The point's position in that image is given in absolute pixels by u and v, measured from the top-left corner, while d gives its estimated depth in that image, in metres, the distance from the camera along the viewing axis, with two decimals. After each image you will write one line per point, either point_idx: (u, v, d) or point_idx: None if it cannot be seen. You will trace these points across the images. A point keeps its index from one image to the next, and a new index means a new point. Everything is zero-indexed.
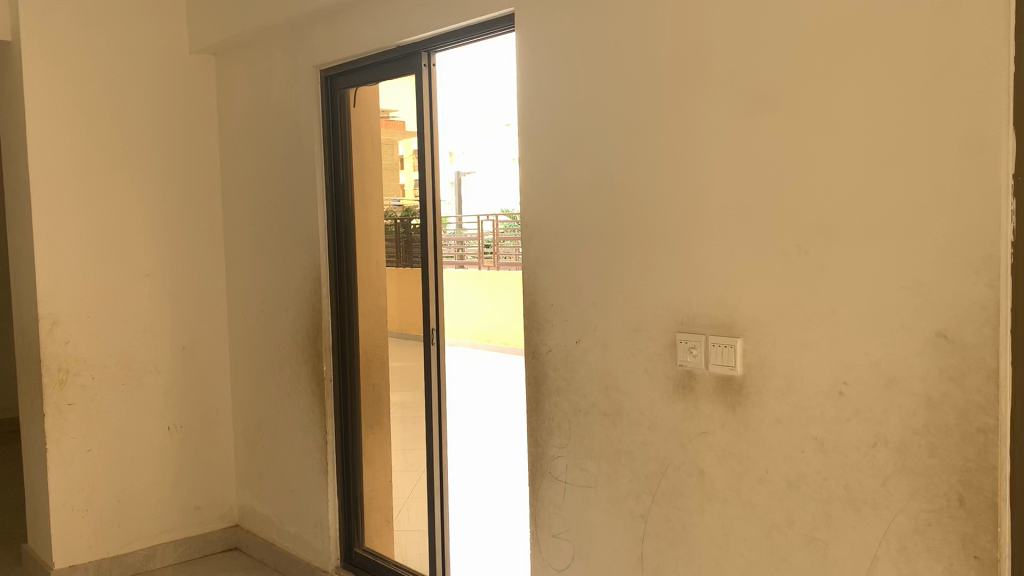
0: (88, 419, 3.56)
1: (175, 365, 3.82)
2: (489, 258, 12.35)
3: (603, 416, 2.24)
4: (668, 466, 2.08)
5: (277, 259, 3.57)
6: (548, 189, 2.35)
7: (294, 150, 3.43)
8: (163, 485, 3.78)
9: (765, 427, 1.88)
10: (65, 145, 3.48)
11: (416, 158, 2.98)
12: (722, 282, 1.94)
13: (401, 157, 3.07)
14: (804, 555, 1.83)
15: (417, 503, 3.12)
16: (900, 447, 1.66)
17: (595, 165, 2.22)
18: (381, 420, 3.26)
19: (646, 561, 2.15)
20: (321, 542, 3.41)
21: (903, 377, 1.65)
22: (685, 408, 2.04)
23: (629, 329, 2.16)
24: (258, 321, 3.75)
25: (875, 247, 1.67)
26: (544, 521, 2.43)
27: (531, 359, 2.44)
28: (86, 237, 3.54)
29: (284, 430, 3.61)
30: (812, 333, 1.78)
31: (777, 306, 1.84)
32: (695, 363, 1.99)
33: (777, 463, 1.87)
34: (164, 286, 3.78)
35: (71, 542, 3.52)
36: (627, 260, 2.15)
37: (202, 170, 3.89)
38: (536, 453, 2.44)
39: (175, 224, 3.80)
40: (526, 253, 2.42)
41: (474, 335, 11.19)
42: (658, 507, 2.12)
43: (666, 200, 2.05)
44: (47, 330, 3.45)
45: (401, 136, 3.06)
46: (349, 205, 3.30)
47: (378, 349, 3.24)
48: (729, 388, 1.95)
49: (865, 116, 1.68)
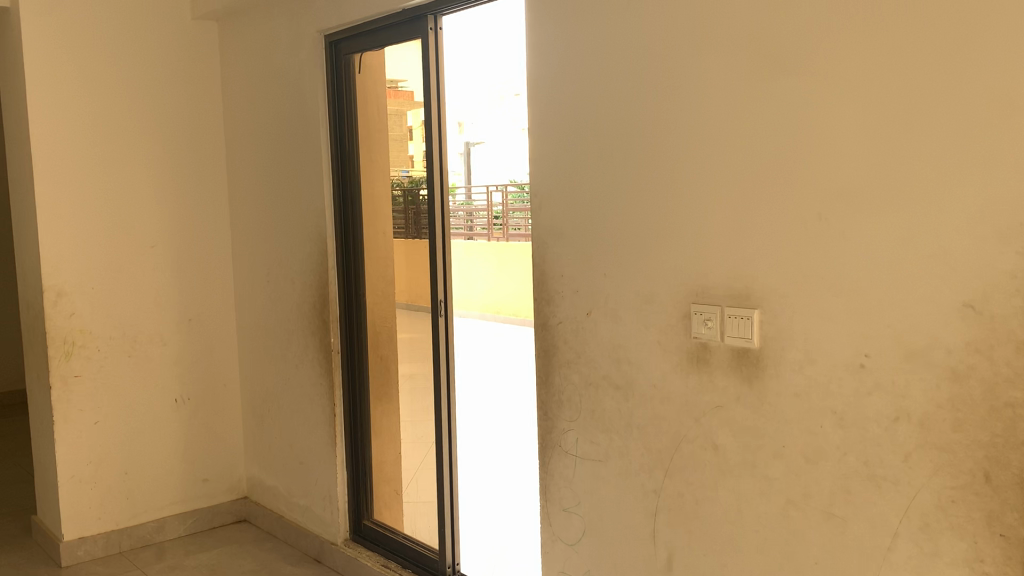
0: (95, 391, 3.54)
1: (181, 337, 3.79)
2: (498, 229, 12.26)
3: (615, 389, 2.19)
4: (681, 440, 2.04)
5: (283, 230, 3.52)
6: (557, 156, 2.28)
7: (298, 117, 3.36)
8: (171, 457, 3.77)
9: (782, 401, 1.83)
10: (67, 114, 3.42)
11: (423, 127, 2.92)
12: (739, 252, 1.88)
13: (410, 127, 2.99)
14: (821, 532, 1.79)
15: (426, 475, 3.08)
16: (922, 422, 1.61)
17: (605, 132, 2.15)
18: (389, 392, 3.22)
19: (659, 536, 2.12)
20: (330, 514, 3.40)
21: (926, 349, 1.59)
22: (699, 381, 1.99)
23: (642, 300, 2.10)
24: (264, 292, 3.71)
25: (899, 214, 1.61)
26: (554, 496, 2.39)
27: (540, 331, 2.40)
28: (90, 208, 3.50)
29: (292, 403, 3.58)
30: (832, 305, 1.72)
31: (796, 276, 1.78)
32: (711, 335, 1.94)
33: (794, 437, 1.82)
34: (169, 258, 3.74)
35: (80, 514, 3.51)
36: (638, 230, 2.09)
37: (206, 139, 3.83)
38: (546, 426, 2.40)
39: (178, 194, 3.75)
40: (535, 223, 2.37)
41: (483, 307, 11.17)
42: (671, 482, 2.07)
43: (679, 167, 1.99)
44: (52, 303, 3.41)
45: (409, 105, 2.99)
46: (355, 175, 3.24)
47: (386, 321, 3.20)
48: (745, 361, 1.90)
49: (890, 78, 1.60)
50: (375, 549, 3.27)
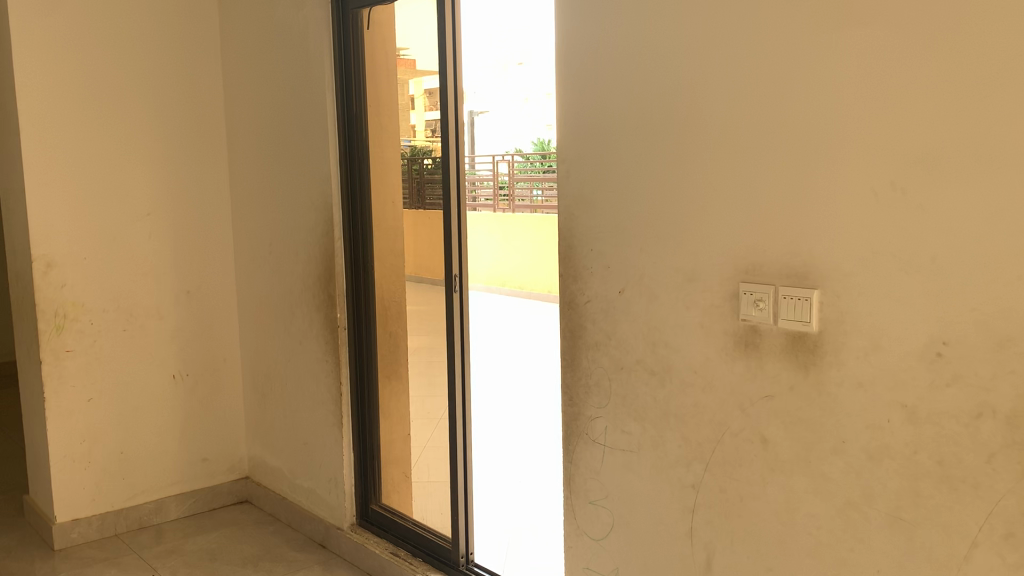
0: (88, 367, 3.36)
1: (179, 310, 3.61)
2: (503, 200, 12.09)
3: (648, 374, 2.01)
4: (724, 432, 1.86)
5: (286, 198, 3.32)
6: (587, 118, 2.08)
7: (303, 76, 3.15)
8: (169, 436, 3.60)
9: (843, 391, 1.65)
10: (57, 73, 3.21)
11: (428, 97, 2.79)
12: (797, 226, 1.69)
13: (411, 97, 2.90)
14: (885, 537, 1.61)
15: (438, 460, 2.91)
16: (1010, 419, 1.42)
17: (644, 90, 1.95)
18: (399, 370, 3.05)
19: (696, 536, 1.95)
20: (335, 498, 3.23)
21: (1017, 338, 1.40)
22: (747, 368, 1.81)
23: (682, 278, 1.91)
24: (266, 263, 3.52)
25: (988, 184, 1.41)
26: (580, 487, 2.23)
27: (566, 310, 2.21)
28: (81, 173, 3.29)
29: (296, 379, 3.40)
30: (905, 286, 1.53)
31: (864, 253, 1.59)
32: (762, 318, 1.76)
33: (856, 432, 1.63)
34: (165, 227, 3.54)
35: (73, 495, 3.34)
36: (679, 202, 1.90)
37: (205, 102, 3.63)
38: (571, 413, 2.23)
39: (175, 158, 3.55)
40: (562, 191, 2.18)
41: (487, 279, 11.02)
42: (712, 477, 1.90)
43: (731, 129, 1.78)
44: (41, 273, 3.22)
45: (411, 75, 2.88)
46: (363, 141, 3.04)
47: (394, 297, 3.03)
48: (801, 346, 1.71)
49: (986, 26, 1.39)
50: (383, 536, 3.11)
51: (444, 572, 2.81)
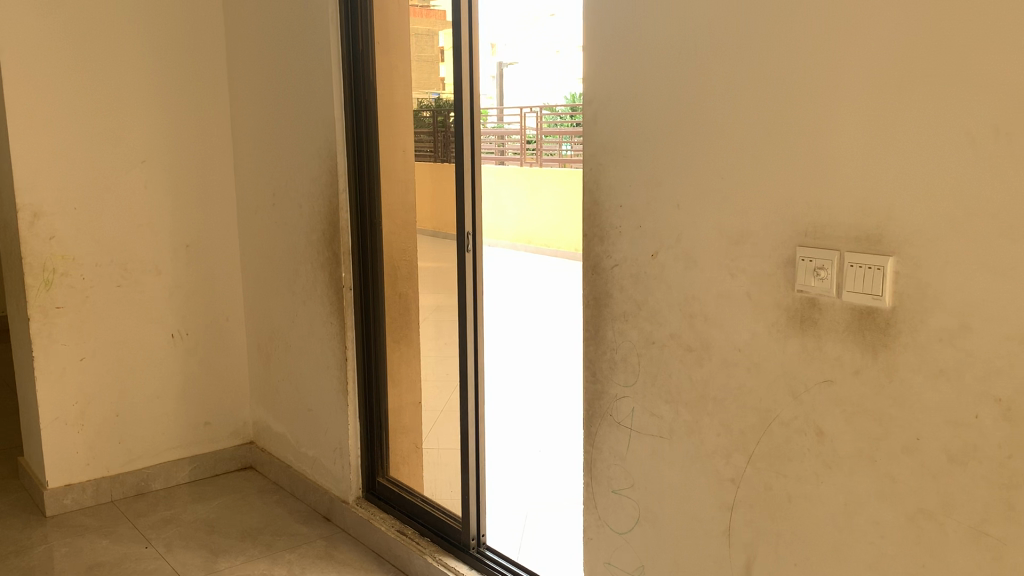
0: (81, 324, 3.16)
1: (177, 265, 3.38)
2: (530, 154, 11.76)
3: (685, 351, 1.75)
4: (773, 420, 1.60)
5: (291, 145, 3.06)
6: (620, 55, 1.79)
7: (305, 9, 2.87)
8: (168, 399, 3.41)
9: (919, 380, 1.37)
10: (41, 8, 2.94)
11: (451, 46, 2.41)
12: (870, 180, 1.40)
13: (441, 49, 2.50)
14: (966, 554, 1.34)
15: (446, 432, 2.67)
16: None
17: (685, 16, 1.65)
18: (409, 334, 2.80)
19: (735, 536, 1.70)
20: (341, 469, 3.02)
21: None
22: (803, 348, 1.53)
23: (727, 241, 1.63)
24: (269, 216, 3.27)
25: None
26: (601, 474, 1.99)
27: (589, 275, 1.95)
28: (69, 116, 3.05)
29: (300, 340, 3.18)
30: (1006, 255, 1.24)
31: (954, 214, 1.29)
32: (822, 290, 1.48)
33: (935, 429, 1.36)
34: (161, 176, 3.30)
35: (66, 459, 3.17)
36: (724, 151, 1.61)
37: (203, 40, 3.36)
38: (594, 391, 1.98)
39: (171, 102, 3.29)
40: (589, 139, 1.90)
41: (513, 237, 10.77)
42: (756, 471, 1.64)
43: (795, 66, 1.48)
44: (27, 224, 3.00)
45: (441, 25, 2.48)
46: (370, 83, 2.77)
47: (404, 256, 2.77)
48: (870, 324, 1.43)
49: None
50: (390, 511, 2.90)
51: (453, 554, 2.59)
